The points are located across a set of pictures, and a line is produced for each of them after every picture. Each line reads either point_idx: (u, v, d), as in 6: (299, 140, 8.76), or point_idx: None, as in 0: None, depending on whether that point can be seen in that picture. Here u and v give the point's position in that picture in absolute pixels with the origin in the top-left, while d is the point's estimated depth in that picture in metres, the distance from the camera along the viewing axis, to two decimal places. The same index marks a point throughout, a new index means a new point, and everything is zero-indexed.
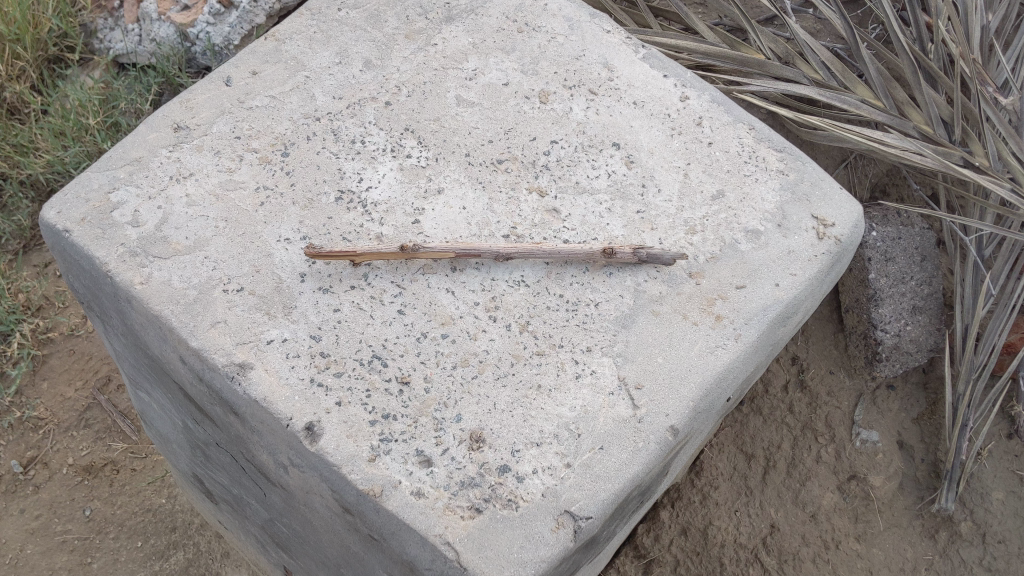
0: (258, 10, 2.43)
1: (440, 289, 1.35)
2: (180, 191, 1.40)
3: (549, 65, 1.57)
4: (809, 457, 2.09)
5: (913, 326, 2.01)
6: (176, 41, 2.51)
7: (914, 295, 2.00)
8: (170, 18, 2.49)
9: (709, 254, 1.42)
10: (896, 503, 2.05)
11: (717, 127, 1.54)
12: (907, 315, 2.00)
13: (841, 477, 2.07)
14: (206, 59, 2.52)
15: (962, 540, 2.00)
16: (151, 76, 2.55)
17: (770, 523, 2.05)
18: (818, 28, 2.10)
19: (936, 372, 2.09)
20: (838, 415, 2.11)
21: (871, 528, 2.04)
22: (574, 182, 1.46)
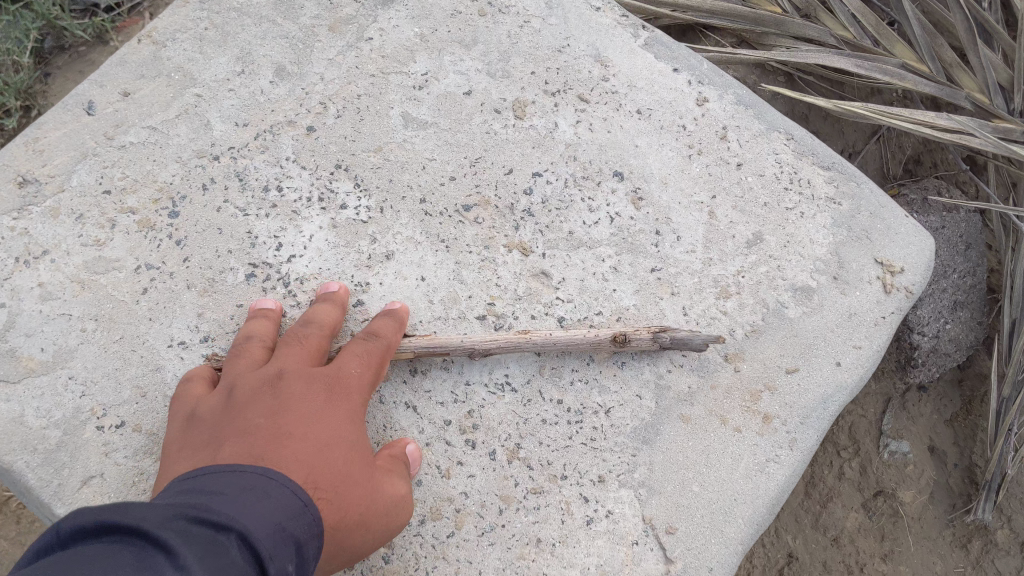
0: None
1: (398, 404, 1.01)
2: (31, 278, 1.04)
3: (524, 62, 1.19)
4: (830, 472, 1.51)
5: (954, 326, 1.46)
6: None
7: (954, 288, 1.46)
8: None
9: (749, 325, 1.08)
10: (925, 512, 1.46)
11: (746, 140, 1.17)
12: (946, 312, 1.45)
13: (865, 493, 1.49)
14: None
15: (998, 549, 1.42)
16: (28, 18, 1.70)
17: (787, 552, 1.48)
18: None
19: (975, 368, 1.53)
20: (863, 425, 1.53)
21: (899, 547, 1.45)
22: (566, 231, 1.10)
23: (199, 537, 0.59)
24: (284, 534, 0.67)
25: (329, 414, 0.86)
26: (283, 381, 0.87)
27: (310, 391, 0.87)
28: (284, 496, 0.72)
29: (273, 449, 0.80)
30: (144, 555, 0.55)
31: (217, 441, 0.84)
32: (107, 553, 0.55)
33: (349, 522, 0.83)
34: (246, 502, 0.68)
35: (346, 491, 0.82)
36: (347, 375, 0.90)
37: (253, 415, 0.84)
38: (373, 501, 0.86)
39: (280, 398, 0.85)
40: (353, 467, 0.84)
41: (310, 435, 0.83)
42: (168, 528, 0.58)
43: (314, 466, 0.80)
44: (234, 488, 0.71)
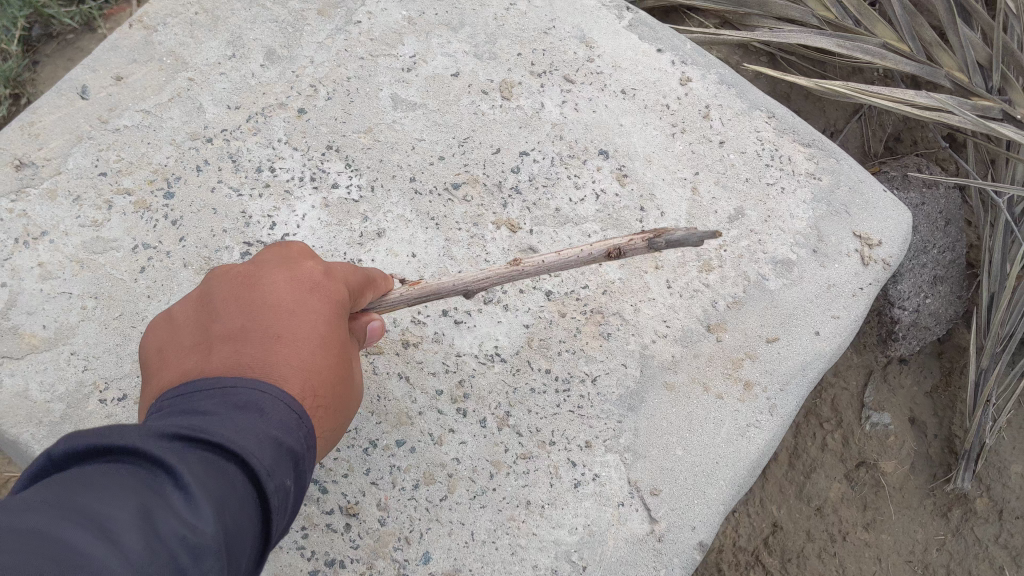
0: None
1: (390, 374, 1.04)
2: (30, 258, 1.07)
3: (510, 44, 1.22)
4: (812, 444, 1.54)
5: (934, 300, 1.49)
6: None
7: (934, 263, 1.49)
8: None
9: (731, 297, 1.11)
10: (906, 482, 1.49)
11: (729, 118, 1.20)
12: (926, 287, 1.48)
13: (848, 464, 1.51)
14: None
15: (977, 517, 1.44)
16: (14, 5, 1.72)
17: (772, 521, 1.51)
18: None
19: (954, 340, 1.56)
20: (846, 398, 1.56)
21: (882, 516, 1.48)
22: (553, 208, 1.13)
23: (198, 456, 0.56)
24: (283, 450, 0.63)
25: (323, 308, 0.77)
26: (261, 276, 0.78)
27: (299, 281, 0.78)
28: (282, 406, 0.66)
29: (268, 352, 0.72)
30: (144, 481, 0.52)
31: (201, 345, 0.74)
32: (103, 476, 0.51)
33: (337, 423, 0.77)
34: (240, 414, 0.63)
35: (338, 395, 0.76)
36: (335, 270, 0.82)
37: (239, 312, 0.75)
38: (355, 402, 0.80)
39: (262, 293, 0.76)
40: (344, 365, 0.77)
41: (306, 332, 0.74)
42: (166, 446, 0.54)
43: (314, 370, 0.73)
44: (230, 400, 0.65)
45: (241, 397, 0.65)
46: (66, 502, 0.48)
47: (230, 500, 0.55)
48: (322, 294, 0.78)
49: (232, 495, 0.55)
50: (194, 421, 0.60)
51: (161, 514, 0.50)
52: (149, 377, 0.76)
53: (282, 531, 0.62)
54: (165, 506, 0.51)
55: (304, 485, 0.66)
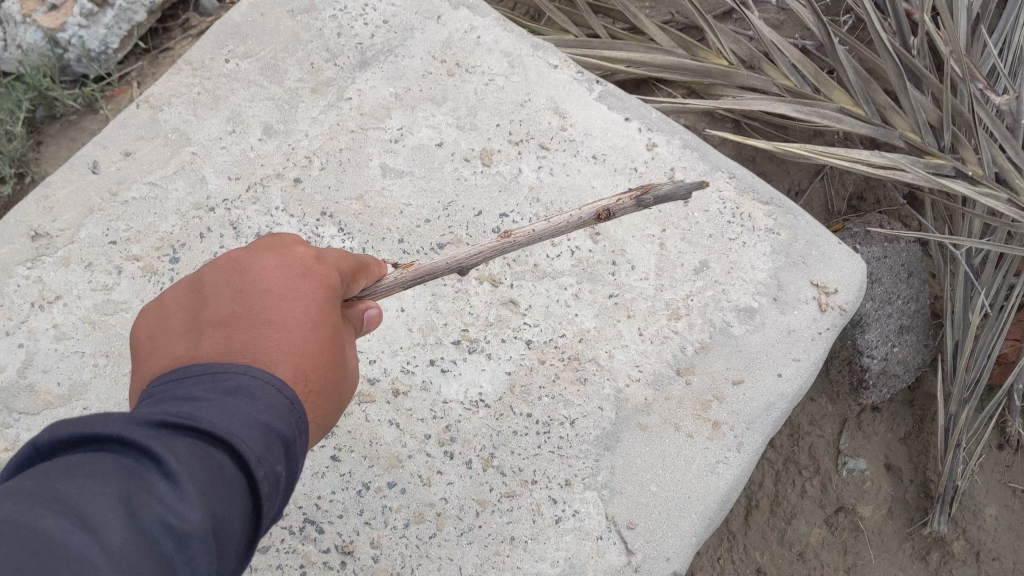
0: (139, 5, 1.89)
1: (381, 421, 1.13)
2: (46, 320, 1.16)
3: (489, 116, 1.32)
4: (792, 491, 1.61)
5: (900, 348, 1.55)
6: (46, 49, 1.86)
7: (899, 314, 1.56)
8: (35, 21, 1.86)
9: (699, 343, 1.19)
10: (884, 526, 1.57)
11: (692, 179, 1.28)
12: (893, 336, 1.55)
13: (828, 510, 1.59)
14: (84, 67, 1.91)
15: (955, 559, 1.53)
16: (19, 90, 1.83)
17: (756, 567, 1.58)
18: (782, 20, 1.75)
19: (924, 387, 1.63)
20: (822, 445, 1.63)
21: (863, 560, 1.55)
22: (531, 263, 1.22)
23: (187, 443, 0.59)
24: (273, 434, 0.65)
25: (313, 292, 0.79)
26: (251, 260, 0.81)
27: (289, 269, 0.80)
28: (273, 391, 0.69)
29: (259, 335, 0.74)
30: (131, 470, 0.56)
31: (195, 332, 0.77)
32: (90, 463, 0.56)
33: (332, 407, 0.79)
34: (234, 398, 0.66)
35: (331, 378, 0.78)
36: (325, 258, 0.84)
37: (230, 299, 0.78)
38: (349, 387, 0.83)
39: (253, 278, 0.79)
40: (338, 348, 0.80)
41: (296, 316, 0.77)
42: (154, 433, 0.58)
43: (306, 354, 0.75)
44: (222, 386, 0.67)
45: (232, 381, 0.68)
46: (52, 491, 0.53)
47: (215, 487, 0.58)
48: (311, 280, 0.80)
49: (218, 482, 0.59)
50: (186, 406, 0.63)
51: (139, 499, 0.54)
52: (145, 363, 0.79)
53: (273, 513, 0.65)
54: (147, 493, 0.55)
55: (297, 468, 0.69)
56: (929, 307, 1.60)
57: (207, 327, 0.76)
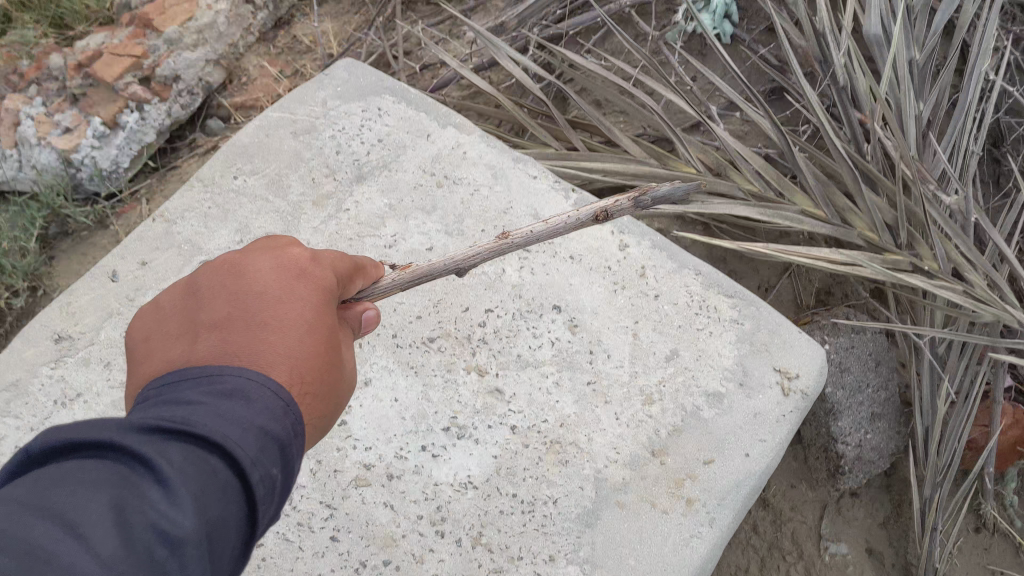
0: (148, 128, 2.13)
1: (377, 503, 1.22)
2: (67, 416, 1.25)
3: (475, 222, 1.44)
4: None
5: (873, 434, 1.65)
6: (59, 170, 2.06)
7: (871, 402, 1.67)
8: (50, 143, 2.05)
9: (671, 425, 1.29)
10: None
11: (662, 276, 1.40)
12: (865, 423, 1.65)
13: None
14: (94, 185, 2.11)
15: None
16: (35, 208, 2.02)
17: None
18: (746, 130, 1.88)
19: (899, 473, 1.74)
20: (804, 530, 1.70)
21: None
22: (515, 355, 1.33)
23: (179, 448, 0.68)
24: (267, 437, 0.74)
25: (306, 298, 0.88)
26: (244, 269, 0.90)
27: (283, 276, 0.89)
28: (265, 393, 0.78)
29: (256, 336, 0.83)
30: (125, 476, 0.65)
31: (192, 333, 0.86)
32: (88, 470, 0.65)
33: (328, 405, 0.88)
34: (223, 404, 0.75)
35: (326, 376, 0.86)
36: (317, 265, 0.93)
37: (230, 302, 0.87)
38: (344, 386, 0.91)
39: (250, 284, 0.88)
40: (331, 351, 0.88)
41: (291, 318, 0.85)
42: (147, 440, 0.67)
43: (301, 356, 0.84)
44: (219, 390, 0.76)
45: (228, 385, 0.76)
46: (46, 500, 0.62)
47: (203, 484, 0.67)
48: (303, 286, 0.89)
49: (211, 485, 0.67)
50: (182, 411, 0.72)
51: (130, 504, 0.63)
52: (144, 363, 0.88)
53: (271, 509, 0.74)
54: (139, 498, 0.64)
55: (293, 468, 0.77)
56: (898, 393, 1.71)
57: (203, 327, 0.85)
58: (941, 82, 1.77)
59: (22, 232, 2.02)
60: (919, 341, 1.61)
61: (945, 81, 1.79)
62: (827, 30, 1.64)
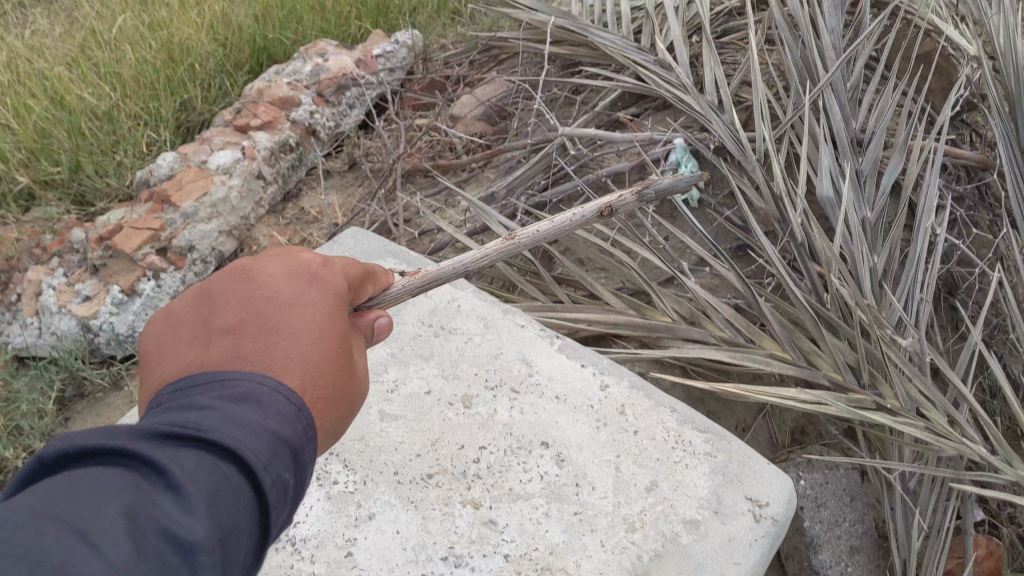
0: (164, 294, 2.30)
1: None
2: None
3: (469, 366, 1.62)
4: None
5: (855, 567, 1.74)
6: (78, 335, 2.22)
7: (849, 535, 1.78)
8: (70, 310, 2.23)
9: (653, 551, 1.36)
10: None
11: (641, 412, 1.55)
12: (846, 556, 1.74)
13: None
14: (110, 348, 2.25)
15: None
16: (54, 371, 2.16)
17: None
18: (716, 283, 2.04)
19: None
20: None
21: None
22: (506, 488, 1.45)
23: (193, 456, 0.80)
24: (278, 442, 0.87)
25: (314, 308, 1.05)
26: (260, 278, 1.06)
27: (290, 287, 1.06)
28: (279, 399, 0.91)
29: (268, 339, 0.99)
30: (140, 483, 0.77)
31: (208, 334, 1.01)
32: (108, 476, 0.77)
33: (338, 405, 1.03)
34: (241, 410, 0.88)
35: (335, 376, 1.02)
36: (319, 278, 1.10)
37: (244, 307, 1.03)
38: (353, 386, 1.07)
39: (262, 295, 1.04)
40: (338, 354, 1.04)
41: (299, 325, 1.02)
42: (164, 450, 0.80)
43: (309, 359, 0.99)
44: (236, 391, 0.90)
45: (242, 388, 0.91)
46: (64, 506, 0.73)
47: (214, 489, 0.79)
48: (309, 298, 1.06)
49: (222, 489, 0.80)
50: (195, 416, 0.85)
51: (141, 510, 0.75)
52: (161, 362, 1.03)
53: (282, 508, 0.87)
54: (151, 505, 0.76)
55: (304, 469, 0.91)
56: (874, 526, 1.82)
57: (224, 328, 1.01)
58: (892, 237, 1.93)
59: (41, 394, 2.15)
60: (890, 475, 1.70)
61: (897, 235, 1.93)
62: (783, 193, 1.82)
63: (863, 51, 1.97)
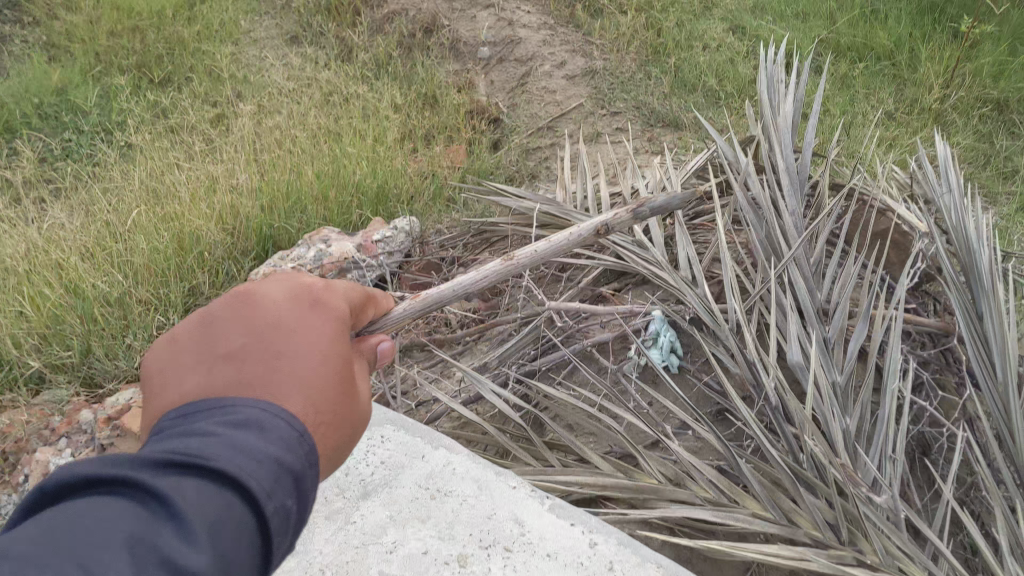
0: None
1: None
2: None
3: (464, 527, 1.71)
4: None
5: None
6: None
7: None
8: None
9: None
10: None
11: (629, 566, 1.61)
12: None
13: None
14: None
15: None
16: None
17: None
18: (699, 446, 2.14)
19: None
20: None
21: None
22: None
23: (195, 489, 1.03)
24: (277, 472, 1.14)
25: (313, 339, 1.38)
26: (262, 319, 1.38)
27: (293, 322, 1.39)
28: (279, 431, 1.21)
29: (276, 368, 1.31)
30: (148, 514, 0.98)
31: (223, 362, 1.32)
32: (123, 505, 0.98)
33: (341, 424, 1.35)
34: (241, 443, 1.14)
35: (336, 397, 1.34)
36: (315, 314, 1.43)
37: (255, 337, 1.35)
38: (354, 407, 1.40)
39: (267, 333, 1.36)
40: (335, 380, 1.36)
41: (303, 355, 1.35)
42: (172, 484, 1.02)
43: (315, 385, 1.32)
44: (245, 421, 1.19)
45: (247, 420, 1.20)
46: (79, 535, 0.92)
47: (217, 512, 1.02)
48: (305, 332, 1.38)
49: (226, 516, 1.03)
50: (198, 452, 1.09)
51: (150, 533, 0.95)
52: (183, 377, 1.32)
53: (283, 531, 1.13)
54: (160, 532, 0.96)
55: (302, 494, 1.18)
56: None
57: (232, 364, 1.30)
58: (862, 399, 2.02)
59: None
60: None
61: (867, 397, 2.02)
62: (756, 360, 1.95)
63: (822, 231, 2.16)
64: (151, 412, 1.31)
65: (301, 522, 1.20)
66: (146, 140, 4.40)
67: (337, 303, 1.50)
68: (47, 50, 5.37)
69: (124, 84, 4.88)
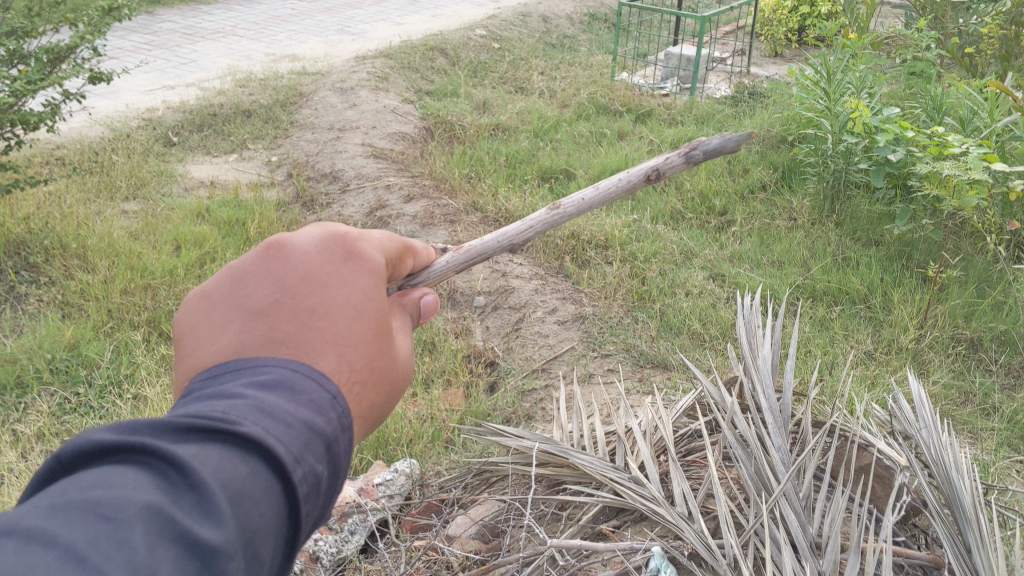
0: None
1: None
2: None
3: None
4: None
5: None
6: None
7: None
8: None
9: None
10: None
11: None
12: None
13: None
14: None
15: None
16: None
17: None
18: None
19: None
20: None
21: None
22: None
23: (218, 459, 1.11)
24: (306, 436, 1.24)
25: (345, 297, 1.48)
26: (295, 271, 1.49)
27: (325, 275, 1.49)
28: (311, 394, 1.31)
29: (311, 326, 1.41)
30: (167, 484, 1.04)
31: (256, 317, 1.41)
32: (140, 474, 1.04)
33: (378, 381, 1.47)
34: (270, 407, 1.23)
35: (371, 357, 1.46)
36: (346, 266, 1.53)
37: (290, 293, 1.46)
38: (390, 362, 1.52)
39: (300, 288, 1.46)
40: (368, 336, 1.47)
41: (335, 316, 1.45)
42: (195, 454, 1.09)
43: (349, 342, 1.43)
44: (275, 383, 1.29)
45: (275, 384, 1.29)
46: (90, 512, 0.97)
47: (237, 478, 1.11)
48: (335, 287, 1.49)
49: (249, 484, 1.12)
50: (223, 415, 1.18)
51: (167, 505, 1.02)
52: (219, 330, 1.43)
53: (311, 491, 1.23)
54: (182, 504, 1.04)
55: (335, 452, 1.30)
56: None
57: (267, 320, 1.41)
58: None
59: None
60: None
61: None
62: None
63: (808, 467, 2.27)
64: (186, 365, 1.41)
65: (333, 485, 1.30)
66: (156, 393, 4.56)
67: (368, 257, 1.57)
68: (63, 306, 5.63)
69: (137, 340, 5.11)
